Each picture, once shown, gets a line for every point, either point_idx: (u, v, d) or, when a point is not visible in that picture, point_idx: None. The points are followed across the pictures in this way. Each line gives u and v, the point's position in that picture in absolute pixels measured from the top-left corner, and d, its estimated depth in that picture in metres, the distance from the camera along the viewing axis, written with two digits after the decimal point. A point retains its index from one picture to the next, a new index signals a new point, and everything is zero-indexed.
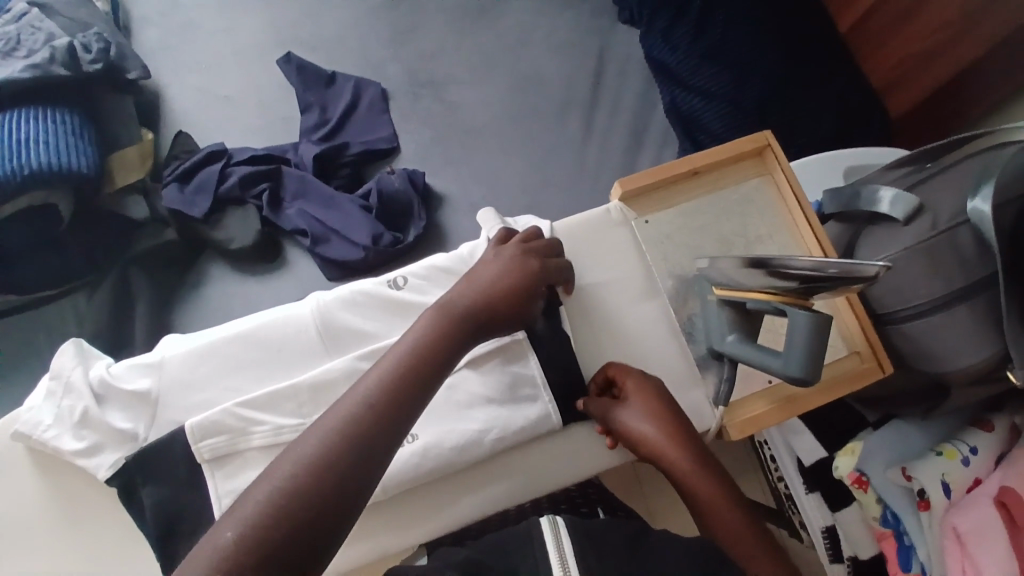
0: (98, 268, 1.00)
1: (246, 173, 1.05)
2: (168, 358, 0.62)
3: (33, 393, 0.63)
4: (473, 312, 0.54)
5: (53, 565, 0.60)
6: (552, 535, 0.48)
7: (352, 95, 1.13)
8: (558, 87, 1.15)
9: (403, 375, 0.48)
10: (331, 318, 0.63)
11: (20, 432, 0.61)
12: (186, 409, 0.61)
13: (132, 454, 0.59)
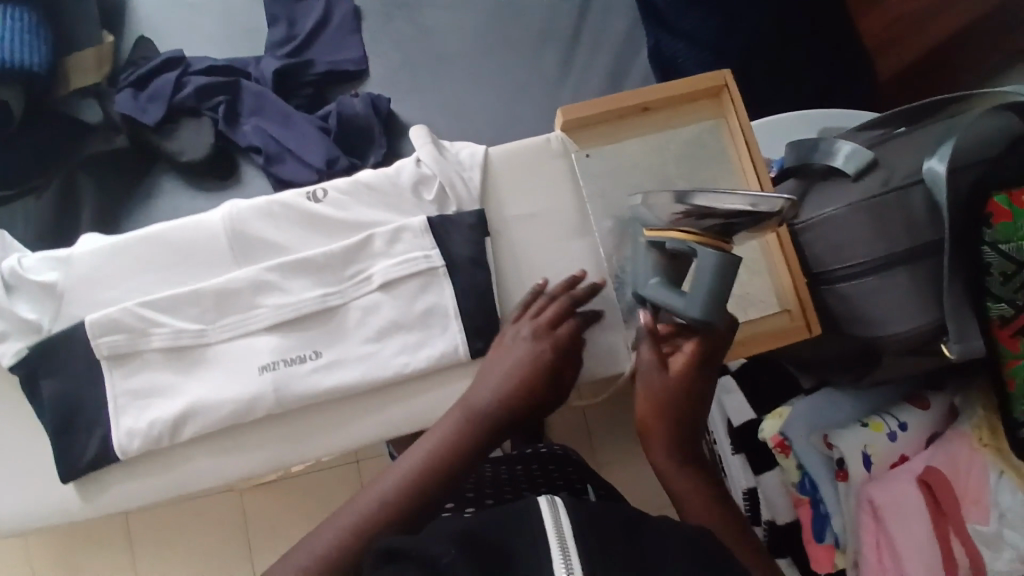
0: (46, 170, 0.97)
1: (203, 84, 1.01)
2: (76, 254, 0.60)
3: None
4: (488, 414, 0.53)
5: None
6: (549, 511, 0.38)
7: (322, 11, 1.08)
8: (537, 20, 1.09)
9: (419, 480, 0.50)
10: (243, 225, 0.60)
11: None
12: (89, 306, 0.59)
13: (34, 343, 0.59)
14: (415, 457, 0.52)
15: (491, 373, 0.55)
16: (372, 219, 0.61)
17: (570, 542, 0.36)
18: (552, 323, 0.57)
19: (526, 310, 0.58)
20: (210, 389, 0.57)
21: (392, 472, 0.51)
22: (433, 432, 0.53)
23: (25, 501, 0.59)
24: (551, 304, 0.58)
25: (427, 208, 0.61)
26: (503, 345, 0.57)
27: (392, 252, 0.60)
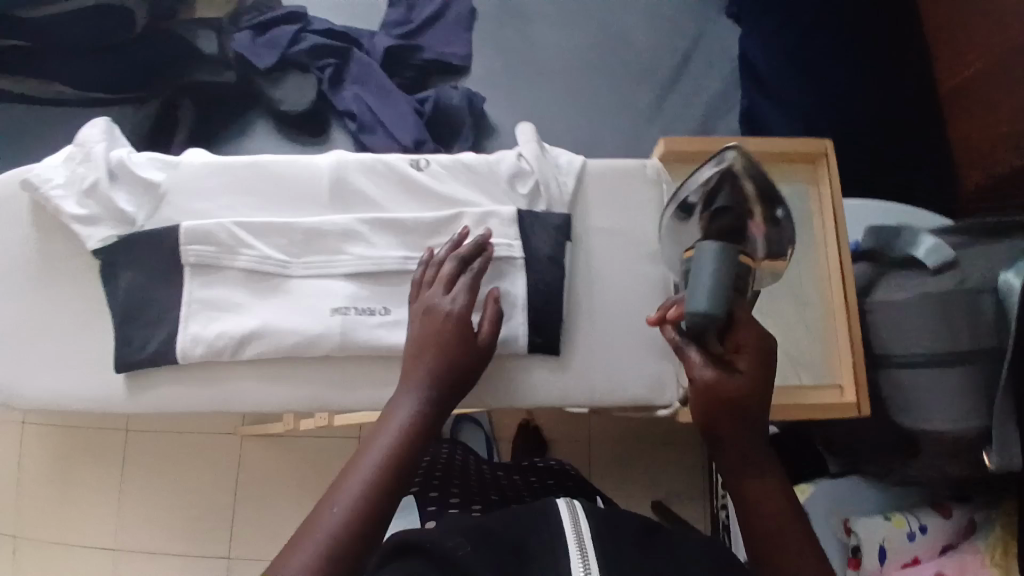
0: (152, 87, 1.03)
1: (317, 44, 1.05)
2: (185, 162, 0.63)
3: (53, 154, 0.65)
4: (425, 413, 0.51)
5: (20, 314, 0.63)
6: (568, 513, 0.46)
7: (441, 4, 1.13)
8: (642, 59, 1.12)
9: (389, 463, 0.48)
10: (346, 175, 0.63)
11: (29, 182, 0.63)
12: (184, 213, 0.62)
13: (125, 234, 0.61)
14: (366, 471, 0.47)
15: (414, 355, 0.54)
16: (464, 199, 0.63)
17: (587, 546, 0.43)
18: (452, 286, 0.57)
19: (436, 283, 0.57)
20: (281, 317, 0.60)
21: (344, 495, 0.45)
22: (376, 445, 0.49)
23: (68, 381, 0.61)
24: (462, 272, 0.58)
25: (518, 201, 0.63)
26: (427, 334, 0.55)
27: (476, 233, 0.62)
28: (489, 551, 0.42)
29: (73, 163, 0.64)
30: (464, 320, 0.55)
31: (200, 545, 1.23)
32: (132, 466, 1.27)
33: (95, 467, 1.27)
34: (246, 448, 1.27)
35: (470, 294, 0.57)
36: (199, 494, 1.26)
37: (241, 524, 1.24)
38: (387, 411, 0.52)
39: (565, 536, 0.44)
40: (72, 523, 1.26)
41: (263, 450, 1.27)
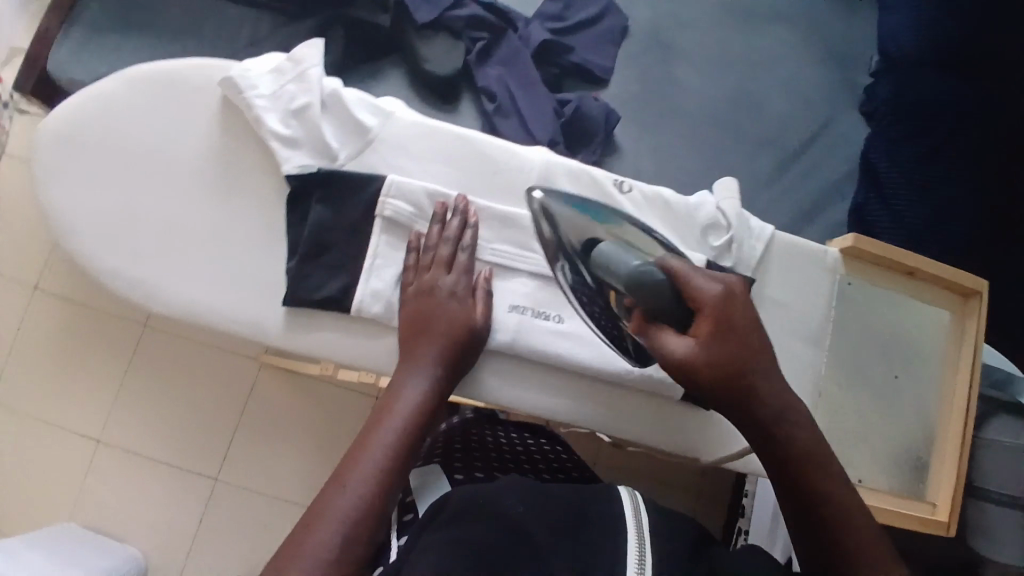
0: (308, 10, 1.02)
1: (477, 15, 1.04)
2: (399, 115, 0.62)
3: (259, 59, 0.62)
4: (431, 392, 0.55)
5: (186, 213, 0.60)
6: (627, 497, 0.53)
7: (596, 11, 1.09)
8: (775, 125, 1.06)
9: (402, 436, 0.51)
10: (553, 178, 0.63)
11: (232, 82, 0.59)
12: (389, 166, 0.61)
13: (324, 168, 0.60)
14: (383, 447, 0.50)
15: (421, 338, 0.57)
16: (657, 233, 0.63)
17: (645, 534, 0.49)
18: (451, 268, 0.59)
19: (435, 264, 0.59)
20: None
21: (362, 470, 0.48)
22: (388, 424, 0.52)
23: (229, 298, 0.60)
24: (458, 252, 0.60)
25: (708, 252, 0.63)
26: (426, 318, 0.58)
27: None
28: (551, 519, 0.50)
29: (282, 76, 0.61)
30: (469, 309, 0.58)
31: (192, 457, 1.28)
32: (140, 362, 1.31)
33: (104, 353, 1.31)
34: (263, 377, 1.31)
35: (467, 276, 0.60)
36: (205, 405, 1.30)
37: (237, 447, 1.28)
38: (393, 390, 0.54)
39: (626, 519, 0.50)
40: (69, 401, 1.30)
41: (277, 384, 1.30)
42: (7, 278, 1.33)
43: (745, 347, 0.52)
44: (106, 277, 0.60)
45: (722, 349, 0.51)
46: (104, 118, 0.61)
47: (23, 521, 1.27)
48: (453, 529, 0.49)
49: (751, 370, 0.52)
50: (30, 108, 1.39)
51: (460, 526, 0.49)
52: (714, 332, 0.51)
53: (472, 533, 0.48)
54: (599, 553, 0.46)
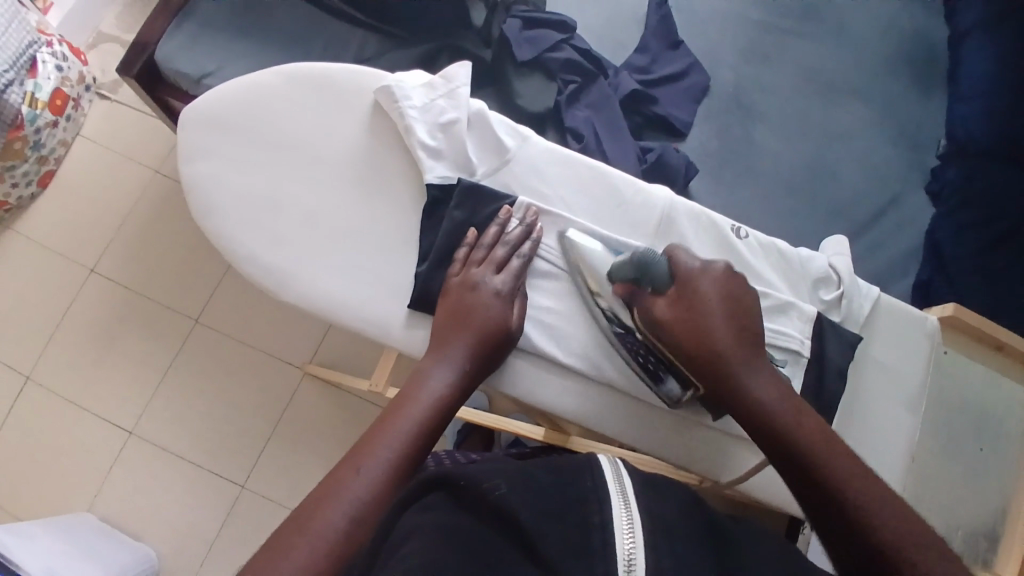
0: (418, 38, 1.08)
1: (574, 60, 1.08)
2: (535, 142, 0.70)
3: (411, 74, 0.69)
4: (457, 386, 0.55)
5: (328, 206, 0.67)
6: (612, 471, 0.41)
7: (682, 68, 1.13)
8: (845, 195, 1.08)
9: (420, 423, 0.51)
10: (676, 216, 0.68)
11: (389, 91, 0.67)
12: (522, 185, 0.68)
13: (462, 180, 0.66)
14: (401, 438, 0.49)
15: (456, 330, 0.59)
16: (767, 278, 0.67)
17: (631, 499, 0.38)
18: (499, 270, 0.62)
19: (476, 263, 0.62)
20: (559, 315, 0.66)
21: (377, 457, 0.47)
22: (406, 415, 0.51)
23: (349, 288, 0.65)
24: (512, 258, 0.63)
25: (818, 302, 0.67)
26: (459, 312, 0.60)
27: (772, 317, 0.64)
28: (533, 486, 0.40)
29: (432, 91, 0.68)
30: (504, 309, 0.60)
31: (221, 460, 1.26)
32: (185, 357, 1.30)
33: (147, 342, 1.31)
34: (304, 387, 1.29)
35: (514, 280, 0.62)
36: (242, 407, 1.28)
37: (268, 455, 1.26)
38: (416, 382, 0.54)
39: (607, 478, 0.40)
40: (106, 388, 1.29)
41: (318, 395, 1.29)
42: (68, 258, 1.36)
43: (715, 323, 0.55)
44: (238, 257, 0.66)
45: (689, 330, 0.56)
46: (268, 115, 0.69)
47: (41, 505, 1.25)
48: (440, 510, 0.40)
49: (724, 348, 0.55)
50: (114, 97, 1.44)
51: (442, 510, 0.40)
52: (677, 311, 0.57)
53: (455, 522, 0.38)
54: (587, 546, 0.35)
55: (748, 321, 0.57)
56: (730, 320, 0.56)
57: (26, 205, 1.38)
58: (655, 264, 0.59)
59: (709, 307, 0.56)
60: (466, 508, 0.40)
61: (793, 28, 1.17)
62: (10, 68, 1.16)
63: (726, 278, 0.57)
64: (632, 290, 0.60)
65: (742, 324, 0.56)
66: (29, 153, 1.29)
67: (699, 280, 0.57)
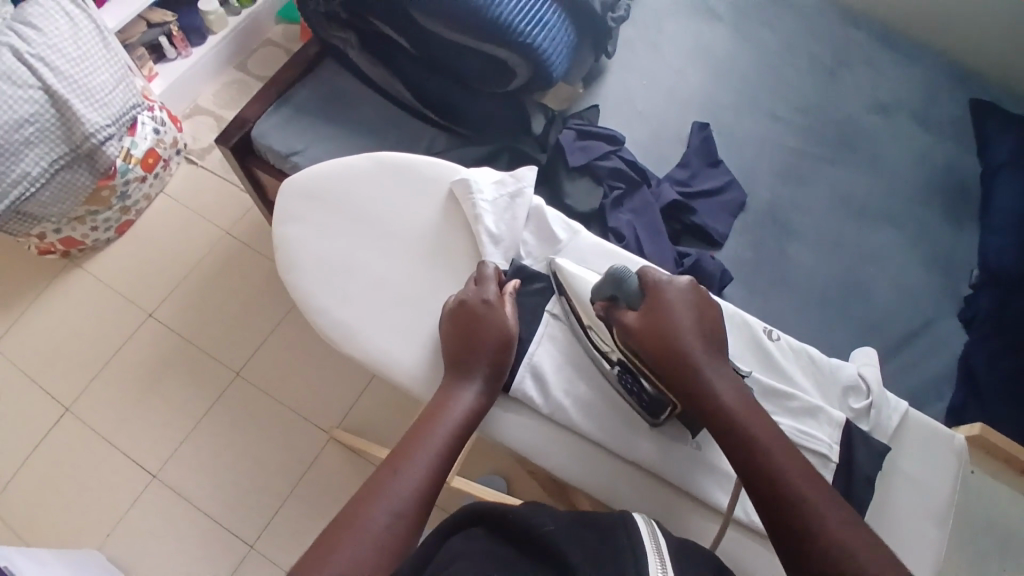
0: (484, 140, 1.22)
1: (620, 168, 1.16)
2: (586, 235, 0.78)
3: (484, 171, 0.80)
4: (479, 403, 0.65)
5: (394, 274, 0.76)
6: (646, 530, 0.45)
7: (722, 184, 1.22)
8: (877, 315, 1.11)
9: (448, 440, 0.61)
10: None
11: (465, 183, 0.77)
12: None
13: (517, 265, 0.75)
14: (433, 452, 0.60)
15: (471, 351, 0.67)
16: (796, 381, 0.71)
17: (663, 558, 0.43)
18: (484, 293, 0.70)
19: (473, 293, 0.70)
20: (591, 390, 0.70)
21: (411, 467, 0.58)
22: (436, 430, 0.62)
23: (404, 348, 0.72)
24: (487, 284, 0.71)
25: (847, 409, 0.70)
26: (470, 338, 0.67)
27: (799, 419, 0.68)
28: (577, 536, 0.44)
29: (502, 188, 0.78)
30: (509, 330, 0.68)
31: (237, 514, 1.26)
32: (220, 407, 1.35)
33: (187, 388, 1.36)
34: (328, 449, 1.31)
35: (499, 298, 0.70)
36: (265, 463, 1.30)
37: (283, 516, 1.26)
38: (443, 403, 0.64)
39: (641, 533, 0.44)
40: (139, 429, 1.33)
41: (340, 459, 1.30)
42: (130, 301, 1.45)
43: (679, 328, 0.62)
44: (312, 311, 0.75)
45: (652, 336, 0.63)
46: (354, 193, 0.80)
47: (52, 540, 1.25)
48: (486, 542, 0.45)
49: (689, 352, 0.62)
50: (200, 162, 1.59)
51: (488, 543, 0.45)
52: (643, 320, 0.63)
53: (501, 555, 0.43)
54: None
55: (716, 330, 0.64)
56: (699, 333, 0.63)
57: (101, 247, 1.50)
58: (628, 280, 0.65)
59: (674, 311, 0.63)
60: (511, 544, 0.45)
61: (829, 156, 1.26)
62: (113, 124, 1.27)
63: (694, 290, 0.65)
64: (609, 305, 0.66)
65: (714, 329, 0.64)
66: (115, 201, 1.42)
67: (665, 289, 0.64)
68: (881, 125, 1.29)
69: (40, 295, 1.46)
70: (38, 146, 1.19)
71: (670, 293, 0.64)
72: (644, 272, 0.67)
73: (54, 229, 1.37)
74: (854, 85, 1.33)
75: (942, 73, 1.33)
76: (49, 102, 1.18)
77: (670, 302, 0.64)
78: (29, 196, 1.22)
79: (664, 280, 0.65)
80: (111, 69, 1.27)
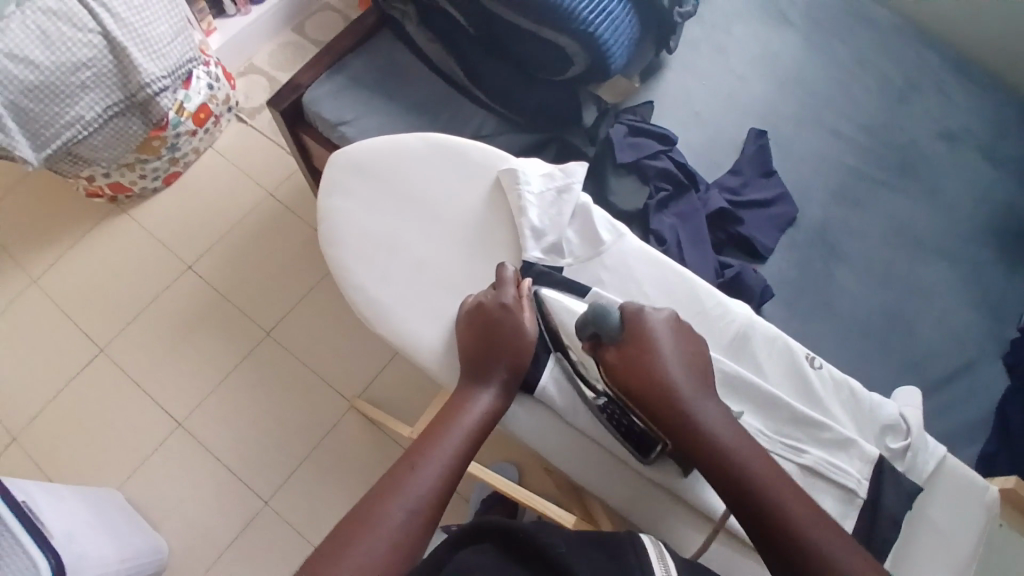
0: (533, 126, 1.19)
1: (669, 170, 1.13)
2: (630, 239, 0.76)
3: (533, 164, 0.79)
4: (497, 403, 0.65)
5: (432, 258, 0.75)
6: (654, 549, 0.45)
7: (772, 196, 1.18)
8: (918, 350, 1.07)
9: (465, 439, 0.61)
10: (751, 335, 0.72)
11: (514, 174, 0.77)
12: (611, 276, 0.74)
13: (557, 262, 0.74)
14: (449, 452, 0.60)
15: (489, 350, 0.67)
16: (832, 412, 0.69)
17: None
18: (504, 294, 0.69)
19: (495, 293, 0.69)
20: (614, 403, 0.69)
21: (426, 466, 0.58)
22: (455, 429, 0.62)
23: (434, 335, 0.72)
24: (507, 285, 0.70)
25: (882, 447, 0.68)
26: (490, 339, 0.67)
27: (832, 452, 0.66)
28: (587, 554, 0.44)
29: (550, 182, 0.77)
30: (531, 333, 0.68)
31: (253, 471, 1.29)
32: (247, 364, 1.37)
33: (217, 343, 1.39)
34: (347, 419, 1.33)
35: (521, 299, 0.69)
36: (285, 425, 1.32)
37: (297, 478, 1.28)
38: (462, 403, 0.64)
39: (650, 553, 0.44)
40: (168, 376, 1.37)
41: (357, 429, 1.32)
42: (170, 252, 1.48)
43: (662, 362, 0.61)
44: (349, 287, 0.75)
45: (638, 370, 0.62)
46: (401, 172, 0.80)
47: (78, 473, 1.30)
48: (496, 558, 0.44)
49: (672, 388, 0.61)
50: (250, 121, 1.60)
51: (497, 559, 0.44)
52: (625, 354, 0.63)
53: None
54: None
55: (698, 361, 0.63)
56: (685, 367, 0.62)
57: (147, 196, 1.53)
58: (608, 315, 0.64)
59: (658, 343, 0.62)
60: (520, 563, 0.44)
61: (887, 179, 1.21)
62: (168, 76, 1.28)
63: (674, 322, 0.65)
64: (595, 342, 0.65)
65: (696, 362, 0.63)
66: (164, 152, 1.44)
67: (646, 319, 0.64)
68: (946, 152, 1.23)
69: (86, 236, 1.50)
70: (94, 92, 1.21)
71: (651, 325, 0.63)
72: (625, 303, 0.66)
73: (105, 173, 1.40)
74: (923, 108, 1.27)
75: (1018, 106, 1.27)
76: (109, 49, 1.20)
77: (654, 334, 0.63)
78: (82, 139, 1.24)
79: (639, 311, 0.65)
80: (170, 20, 1.28)
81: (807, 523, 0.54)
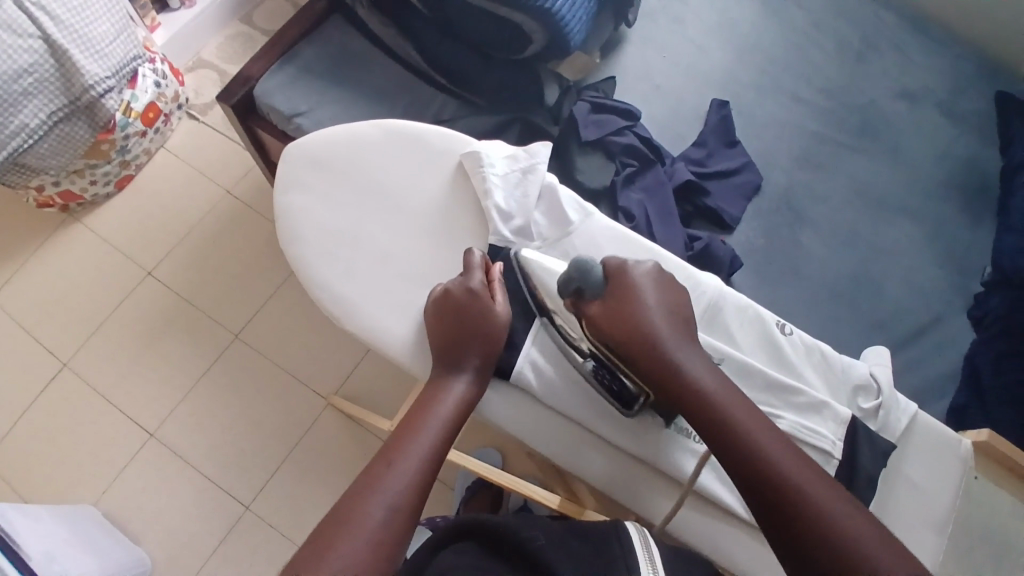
0: (494, 107, 1.16)
1: (634, 146, 1.12)
2: (598, 217, 0.75)
3: (496, 146, 0.77)
4: (471, 391, 0.64)
5: (396, 248, 0.73)
6: (640, 540, 0.45)
7: (737, 166, 1.19)
8: (885, 309, 1.09)
9: (441, 430, 0.60)
10: (723, 306, 0.72)
11: (476, 157, 0.75)
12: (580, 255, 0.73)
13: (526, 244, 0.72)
14: (426, 444, 0.59)
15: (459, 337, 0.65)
16: (805, 378, 0.69)
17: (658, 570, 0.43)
18: (472, 282, 0.68)
19: (464, 281, 0.68)
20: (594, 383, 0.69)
21: (404, 461, 0.57)
22: (431, 420, 0.61)
23: (403, 327, 0.71)
24: (474, 272, 0.68)
25: (855, 409, 0.69)
26: (462, 327, 0.66)
27: (806, 417, 0.66)
28: (567, 547, 0.44)
29: (514, 163, 0.76)
30: (501, 319, 0.67)
31: (233, 476, 1.27)
32: (218, 368, 1.34)
33: (185, 349, 1.35)
34: (325, 416, 1.31)
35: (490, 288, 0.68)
36: (262, 427, 1.30)
37: (279, 479, 1.26)
38: (436, 394, 0.63)
39: (635, 545, 0.44)
40: (136, 386, 1.33)
41: (337, 426, 1.30)
42: (129, 259, 1.43)
43: (645, 312, 0.61)
44: (312, 283, 0.73)
45: (620, 319, 0.61)
46: (359, 161, 0.78)
47: (50, 492, 1.26)
48: (477, 555, 0.44)
49: (655, 335, 0.60)
50: (202, 117, 1.55)
51: (478, 556, 0.44)
52: (609, 307, 0.62)
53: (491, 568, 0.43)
54: None
55: (682, 312, 0.63)
56: (669, 318, 0.62)
57: (100, 202, 1.47)
58: (592, 270, 0.63)
59: (641, 294, 0.62)
60: (501, 558, 0.44)
61: (848, 142, 1.22)
62: (113, 76, 1.23)
63: (657, 274, 0.64)
64: (577, 300, 0.64)
65: (681, 313, 0.63)
66: (114, 155, 1.38)
67: (628, 272, 0.63)
68: (904, 112, 1.24)
69: (38, 248, 1.44)
70: (37, 97, 1.15)
71: (633, 278, 0.63)
72: (608, 259, 0.65)
73: (53, 181, 1.34)
74: (880, 69, 1.28)
75: (971, 62, 1.28)
76: (49, 52, 1.14)
77: (636, 284, 0.62)
78: (28, 147, 1.19)
79: (620, 264, 0.64)
80: (112, 18, 1.22)
81: (792, 461, 0.54)
